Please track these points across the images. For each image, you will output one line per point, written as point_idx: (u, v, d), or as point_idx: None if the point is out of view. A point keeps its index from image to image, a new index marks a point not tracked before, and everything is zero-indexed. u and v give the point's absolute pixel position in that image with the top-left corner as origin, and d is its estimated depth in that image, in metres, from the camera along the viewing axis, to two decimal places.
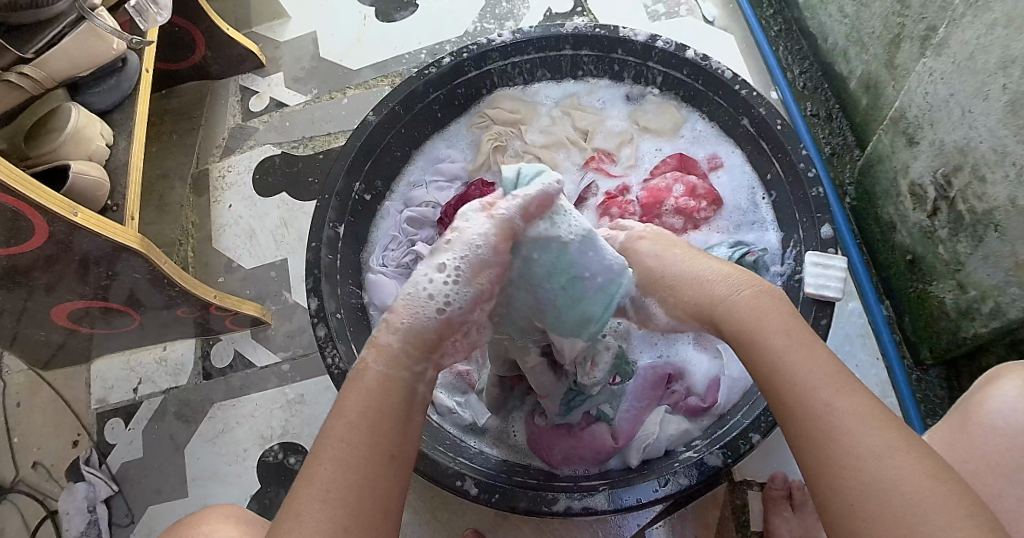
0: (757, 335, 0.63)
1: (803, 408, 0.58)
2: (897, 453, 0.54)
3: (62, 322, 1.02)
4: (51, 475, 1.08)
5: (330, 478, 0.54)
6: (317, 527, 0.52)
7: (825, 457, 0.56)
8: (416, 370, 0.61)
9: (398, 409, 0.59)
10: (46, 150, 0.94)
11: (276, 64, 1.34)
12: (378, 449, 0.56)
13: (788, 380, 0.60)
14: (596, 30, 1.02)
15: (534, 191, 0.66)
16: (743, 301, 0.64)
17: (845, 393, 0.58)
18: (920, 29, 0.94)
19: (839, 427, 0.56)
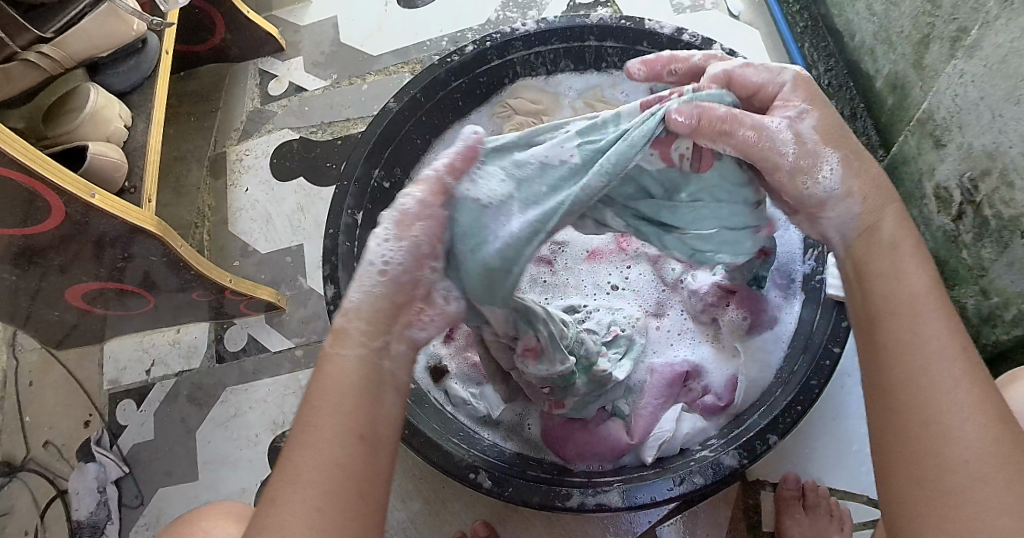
0: (890, 247, 0.58)
1: (918, 348, 0.53)
2: (994, 425, 0.49)
3: (76, 303, 1.02)
4: (62, 454, 1.09)
5: (298, 464, 0.51)
6: (291, 515, 0.49)
7: (915, 397, 0.51)
8: (379, 345, 0.57)
9: (364, 386, 0.55)
10: (63, 130, 0.94)
11: (295, 48, 1.33)
12: (344, 430, 0.52)
13: (906, 305, 0.55)
14: (621, 22, 1.02)
15: (458, 144, 0.61)
16: (870, 205, 0.61)
17: (971, 356, 0.52)
18: (950, 31, 0.92)
19: (949, 375, 0.51)
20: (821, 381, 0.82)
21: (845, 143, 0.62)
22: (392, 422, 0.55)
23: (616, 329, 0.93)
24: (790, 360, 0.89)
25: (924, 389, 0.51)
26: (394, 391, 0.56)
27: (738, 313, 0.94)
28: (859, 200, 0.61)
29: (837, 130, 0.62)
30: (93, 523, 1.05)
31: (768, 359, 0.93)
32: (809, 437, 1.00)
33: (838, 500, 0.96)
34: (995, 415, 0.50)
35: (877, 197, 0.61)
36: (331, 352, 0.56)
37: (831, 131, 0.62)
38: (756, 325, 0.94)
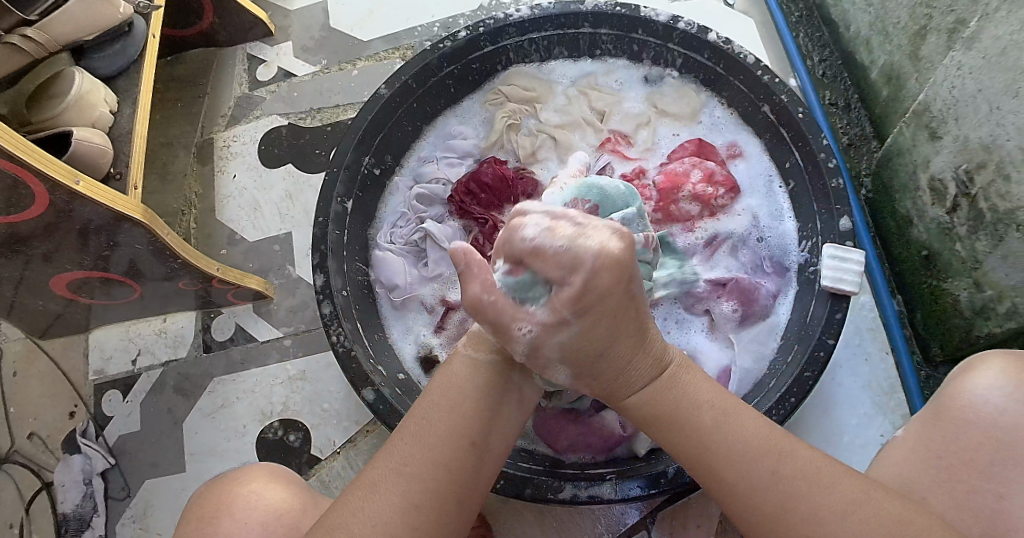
0: (664, 413, 0.64)
1: (741, 480, 0.60)
2: (843, 511, 0.57)
3: (61, 292, 1.00)
4: (47, 445, 1.07)
5: (407, 455, 0.59)
6: (390, 500, 0.57)
7: (768, 522, 0.59)
8: (513, 360, 0.65)
9: (490, 395, 0.63)
10: (48, 115, 0.92)
11: (284, 33, 1.30)
12: (461, 434, 0.60)
13: (697, 448, 0.62)
14: (616, 9, 1.00)
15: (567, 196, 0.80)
16: (619, 386, 0.64)
17: (783, 457, 0.60)
18: (947, 22, 0.91)
19: (779, 493, 0.59)
20: (815, 373, 0.82)
21: (607, 350, 0.61)
22: (500, 434, 0.63)
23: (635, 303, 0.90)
24: (784, 352, 0.88)
25: (768, 515, 0.59)
26: (514, 402, 0.65)
27: (731, 305, 0.95)
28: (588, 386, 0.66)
29: (589, 350, 0.61)
30: (79, 515, 1.03)
31: (762, 349, 0.92)
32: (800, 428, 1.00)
33: None
34: (838, 502, 0.57)
35: (603, 369, 0.64)
36: (466, 353, 0.65)
37: (579, 352, 0.61)
38: (750, 315, 0.94)
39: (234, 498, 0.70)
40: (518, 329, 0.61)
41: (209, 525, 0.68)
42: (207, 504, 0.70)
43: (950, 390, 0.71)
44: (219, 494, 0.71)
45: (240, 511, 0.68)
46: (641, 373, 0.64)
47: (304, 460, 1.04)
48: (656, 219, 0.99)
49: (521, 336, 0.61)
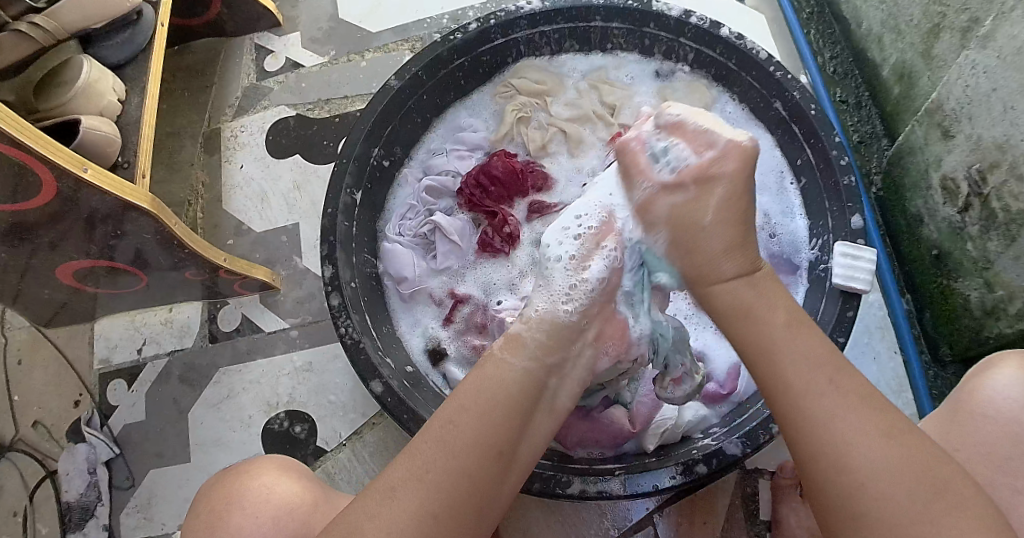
0: (742, 304, 0.63)
1: (791, 392, 0.58)
2: (884, 435, 0.55)
3: (67, 280, 0.99)
4: (51, 434, 1.07)
5: (430, 458, 0.57)
6: (407, 507, 0.55)
7: (809, 434, 0.56)
8: (549, 365, 0.64)
9: (522, 403, 0.61)
10: (56, 103, 0.91)
11: (292, 23, 1.29)
12: (489, 443, 0.58)
13: (761, 347, 0.60)
14: (628, 3, 0.99)
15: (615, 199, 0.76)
16: (701, 269, 0.66)
17: (842, 373, 0.58)
18: (962, 21, 0.91)
19: (827, 406, 0.56)
20: None
21: (713, 224, 0.65)
22: (527, 444, 0.62)
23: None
24: None
25: (812, 424, 0.56)
26: (546, 411, 0.64)
27: None
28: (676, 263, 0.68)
29: (697, 217, 0.66)
30: (82, 504, 1.03)
31: None
32: None
33: None
34: (882, 427, 0.55)
35: (711, 232, 0.65)
36: (501, 357, 0.64)
37: (685, 222, 0.66)
38: None
39: (247, 490, 0.70)
40: (642, 181, 0.68)
41: (222, 519, 0.68)
42: (218, 496, 0.70)
43: (969, 387, 0.71)
44: (232, 485, 0.71)
45: (253, 505, 0.68)
46: (730, 265, 0.65)
47: (310, 452, 1.04)
48: None
49: (641, 186, 0.69)
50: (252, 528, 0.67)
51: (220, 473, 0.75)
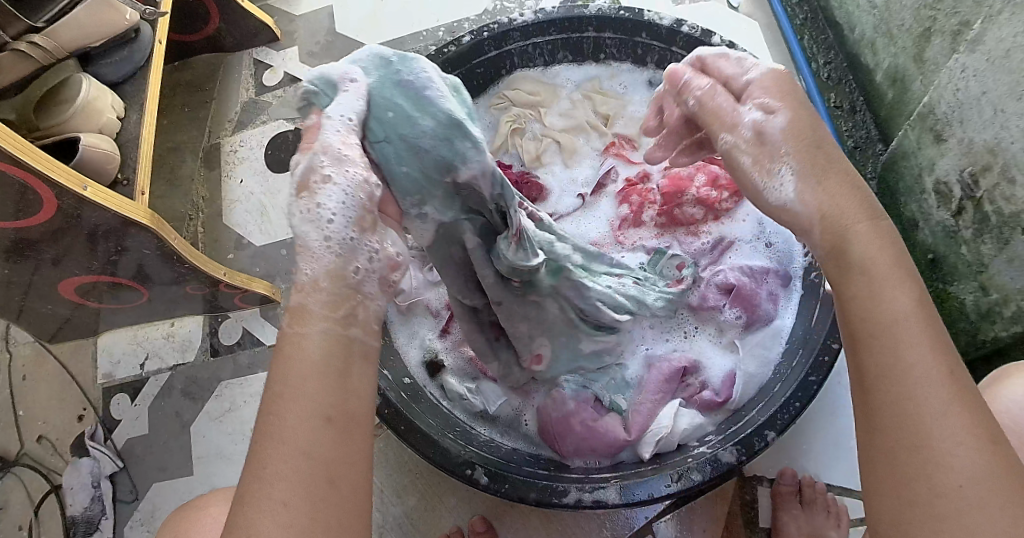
0: (873, 267, 0.54)
1: (901, 377, 0.50)
2: (990, 445, 0.47)
3: (69, 296, 1.01)
4: (56, 449, 1.08)
5: (265, 454, 0.47)
6: (260, 509, 0.45)
7: (908, 420, 0.49)
8: (343, 317, 0.53)
9: (325, 363, 0.50)
10: (56, 122, 0.93)
11: (290, 38, 1.31)
12: (308, 412, 0.48)
13: (888, 323, 0.52)
14: (619, 12, 1.00)
15: (358, 85, 0.58)
16: (844, 210, 0.56)
17: (958, 369, 0.50)
18: (951, 24, 0.91)
19: (943, 394, 0.49)
20: (819, 377, 0.81)
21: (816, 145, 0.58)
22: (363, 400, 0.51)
23: (622, 274, 0.90)
24: (793, 356, 0.87)
25: (917, 411, 0.49)
26: (361, 361, 0.53)
27: (735, 313, 0.95)
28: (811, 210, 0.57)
29: (806, 130, 0.59)
30: (87, 518, 1.04)
31: (766, 353, 0.91)
32: (806, 429, 1.01)
33: (834, 496, 0.96)
34: (989, 433, 0.48)
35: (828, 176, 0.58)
36: (290, 331, 0.52)
37: (803, 132, 0.58)
38: (752, 320, 0.93)
39: (200, 525, 0.70)
40: (741, 121, 0.60)
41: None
42: (174, 532, 0.72)
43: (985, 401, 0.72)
44: (191, 520, 0.72)
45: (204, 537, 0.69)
46: (854, 203, 0.57)
47: None
48: (659, 223, 1.02)
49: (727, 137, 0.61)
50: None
51: (181, 511, 0.75)
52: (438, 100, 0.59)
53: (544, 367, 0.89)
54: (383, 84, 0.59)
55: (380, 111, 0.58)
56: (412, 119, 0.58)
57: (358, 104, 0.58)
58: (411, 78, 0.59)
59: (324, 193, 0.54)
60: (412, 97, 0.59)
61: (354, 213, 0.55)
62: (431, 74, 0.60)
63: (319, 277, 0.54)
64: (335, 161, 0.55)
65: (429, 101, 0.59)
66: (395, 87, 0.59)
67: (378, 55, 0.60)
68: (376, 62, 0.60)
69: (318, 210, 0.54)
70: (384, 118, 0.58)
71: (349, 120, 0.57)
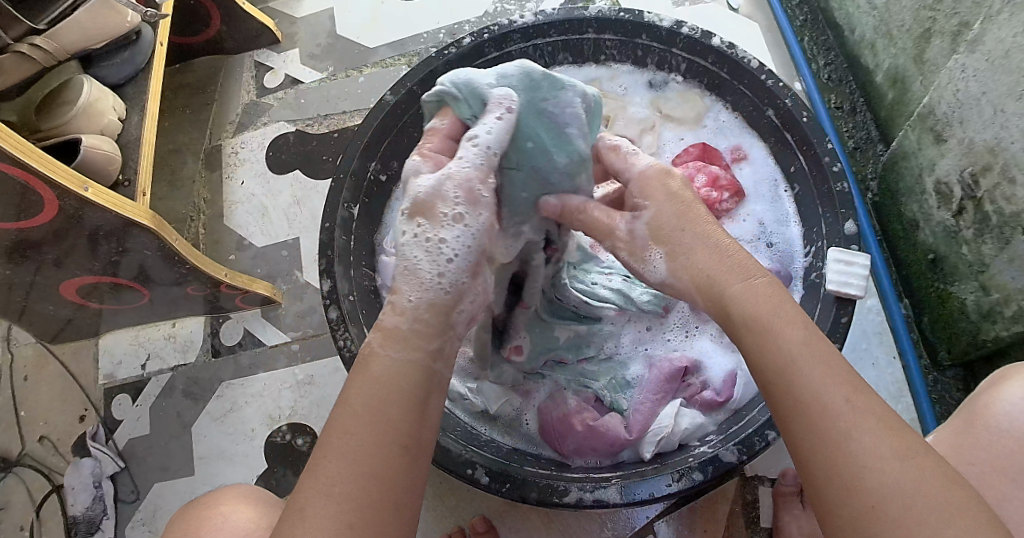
0: (760, 322, 0.56)
1: (810, 412, 0.52)
2: (901, 459, 0.48)
3: (71, 297, 1.01)
4: (57, 449, 1.08)
5: (335, 473, 0.51)
6: (323, 524, 0.49)
7: (821, 451, 0.50)
8: (431, 349, 0.57)
9: (410, 393, 0.55)
10: (57, 122, 0.93)
11: (291, 40, 1.31)
12: (387, 438, 0.52)
13: (781, 365, 0.54)
14: (620, 14, 1.01)
15: (512, 113, 0.64)
16: (720, 274, 0.60)
17: (861, 393, 0.52)
18: (951, 25, 0.91)
19: (843, 421, 0.50)
20: None
21: (678, 224, 0.63)
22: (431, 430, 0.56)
23: (612, 273, 0.96)
24: None
25: (823, 443, 0.50)
26: (437, 396, 0.57)
27: None
28: (684, 282, 0.62)
29: (670, 223, 0.63)
30: (88, 518, 1.04)
31: None
32: None
33: None
34: (899, 447, 0.49)
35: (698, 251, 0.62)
36: (376, 349, 0.56)
37: (671, 216, 0.63)
38: None
39: (202, 525, 0.70)
40: (617, 228, 0.65)
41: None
42: (177, 532, 0.72)
43: (982, 400, 0.71)
44: (194, 520, 0.72)
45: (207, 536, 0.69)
46: (733, 271, 0.60)
47: None
48: None
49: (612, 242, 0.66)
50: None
51: (185, 509, 0.76)
52: (573, 137, 0.68)
53: (522, 359, 0.92)
54: (528, 109, 0.66)
55: (523, 140, 0.66)
56: (548, 149, 0.67)
57: (506, 132, 0.63)
58: (557, 113, 0.67)
59: (451, 224, 0.60)
60: (550, 127, 0.67)
61: (472, 252, 0.61)
62: (571, 108, 0.68)
63: (420, 306, 0.59)
64: (469, 191, 0.61)
65: (567, 136, 0.68)
66: (537, 116, 0.66)
67: (528, 75, 0.66)
68: (523, 82, 0.66)
69: (440, 241, 0.60)
70: (524, 145, 0.66)
71: (490, 147, 0.62)
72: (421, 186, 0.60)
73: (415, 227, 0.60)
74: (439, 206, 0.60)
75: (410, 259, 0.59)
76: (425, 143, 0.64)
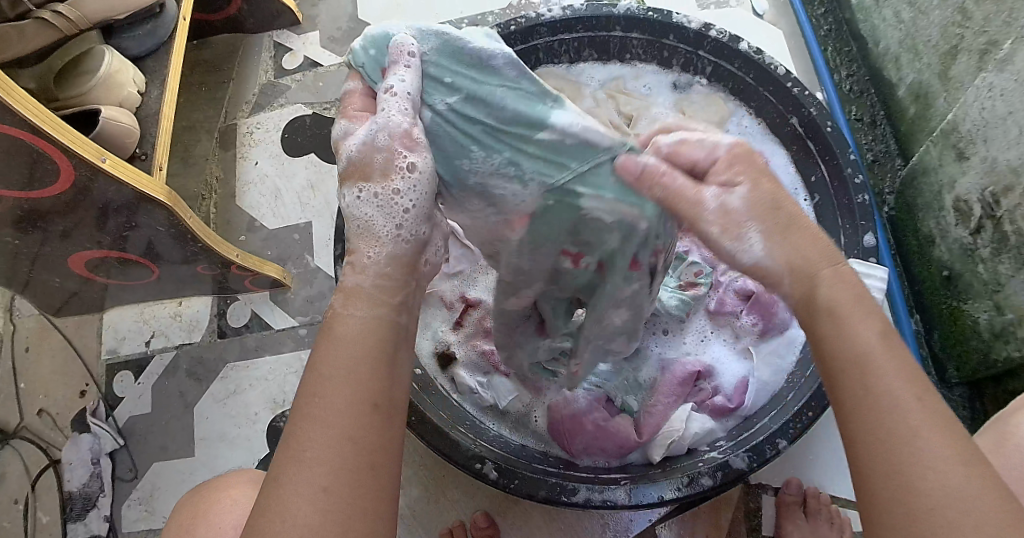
0: (841, 312, 0.53)
1: (879, 402, 0.49)
2: (967, 463, 0.46)
3: (78, 270, 0.99)
4: (56, 424, 1.07)
5: (308, 438, 0.48)
6: (298, 489, 0.47)
7: (885, 444, 0.48)
8: (396, 303, 0.56)
9: (374, 350, 0.53)
10: (75, 92, 0.92)
11: (312, 23, 1.30)
12: (356, 399, 0.50)
13: (856, 357, 0.51)
14: (647, 13, 1.00)
15: (415, 57, 0.57)
16: (807, 256, 0.56)
17: (931, 396, 0.49)
18: (979, 43, 0.91)
19: (911, 417, 0.48)
20: None
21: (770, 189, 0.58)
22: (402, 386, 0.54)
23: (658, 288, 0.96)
24: (806, 364, 0.87)
25: (889, 438, 0.48)
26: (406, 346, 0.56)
27: (751, 319, 0.95)
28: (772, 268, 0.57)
29: (767, 202, 0.57)
30: (85, 494, 1.03)
31: (781, 360, 0.91)
32: (813, 444, 1.01)
33: (839, 508, 0.97)
34: (963, 451, 0.47)
35: (791, 235, 0.57)
36: (338, 310, 0.55)
37: (765, 200, 0.57)
38: (768, 327, 0.93)
39: (212, 507, 0.69)
40: (706, 197, 0.57)
41: (189, 531, 0.69)
42: (185, 515, 0.71)
43: (1012, 421, 0.71)
44: (206, 498, 0.71)
45: (218, 516, 0.68)
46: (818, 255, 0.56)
47: None
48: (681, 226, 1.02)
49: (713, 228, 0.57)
50: None
51: (195, 488, 0.75)
52: (504, 70, 0.58)
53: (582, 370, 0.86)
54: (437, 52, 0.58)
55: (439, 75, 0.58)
56: (478, 98, 0.58)
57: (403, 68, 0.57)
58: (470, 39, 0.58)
59: (404, 175, 0.56)
60: (471, 69, 0.58)
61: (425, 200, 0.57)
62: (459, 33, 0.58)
63: (381, 260, 0.57)
64: (409, 139, 0.56)
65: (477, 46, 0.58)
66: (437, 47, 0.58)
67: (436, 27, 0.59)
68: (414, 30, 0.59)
69: (393, 194, 0.56)
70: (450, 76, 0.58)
71: (409, 94, 0.56)
72: (352, 149, 0.57)
73: (359, 200, 0.57)
74: (375, 166, 0.56)
75: (365, 221, 0.57)
76: (348, 111, 0.59)
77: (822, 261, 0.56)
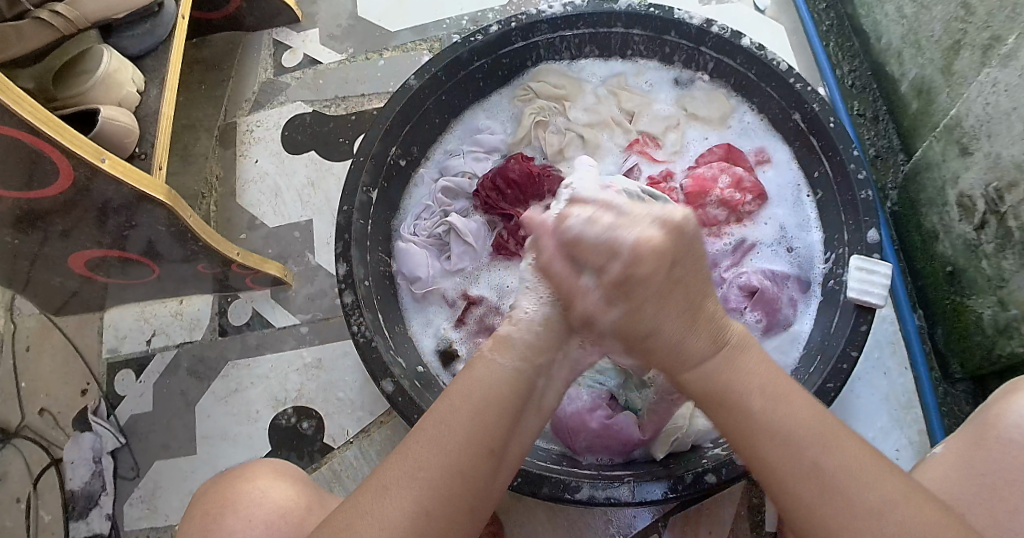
0: (720, 393, 0.60)
1: (782, 470, 0.55)
2: (883, 508, 0.51)
3: (78, 269, 0.99)
4: (57, 423, 1.07)
5: (423, 460, 0.56)
6: (401, 505, 0.54)
7: (804, 506, 0.54)
8: (537, 366, 0.64)
9: (505, 402, 0.60)
10: (74, 92, 0.91)
11: (311, 20, 1.29)
12: (480, 441, 0.57)
13: (748, 433, 0.57)
14: (650, 10, 0.99)
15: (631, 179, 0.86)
16: (672, 347, 0.63)
17: (834, 445, 0.55)
18: (982, 38, 0.91)
19: (818, 478, 0.53)
20: (837, 385, 0.81)
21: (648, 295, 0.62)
22: (516, 445, 0.61)
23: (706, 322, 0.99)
24: (809, 360, 0.88)
25: (807, 502, 0.53)
26: (530, 412, 0.63)
27: (755, 316, 0.95)
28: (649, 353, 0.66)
29: (641, 311, 0.63)
30: (86, 493, 1.03)
31: (785, 358, 0.92)
32: None
33: None
34: (875, 499, 0.52)
35: (664, 331, 0.63)
36: (490, 355, 0.63)
37: (645, 307, 0.63)
38: (773, 324, 0.94)
39: (239, 493, 0.69)
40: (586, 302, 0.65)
41: (215, 521, 0.68)
42: (213, 500, 0.70)
43: (995, 408, 0.69)
44: (228, 488, 0.70)
45: (248, 508, 0.68)
46: (692, 342, 0.62)
47: (316, 449, 1.03)
48: None
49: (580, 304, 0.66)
50: (247, 530, 0.67)
51: (215, 476, 0.74)
52: None
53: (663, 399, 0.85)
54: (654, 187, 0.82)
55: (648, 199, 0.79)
56: None
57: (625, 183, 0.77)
58: None
59: None
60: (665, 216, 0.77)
61: None
62: None
63: (536, 321, 0.66)
64: None
65: None
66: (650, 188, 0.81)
67: None
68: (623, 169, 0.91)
69: (573, 268, 0.67)
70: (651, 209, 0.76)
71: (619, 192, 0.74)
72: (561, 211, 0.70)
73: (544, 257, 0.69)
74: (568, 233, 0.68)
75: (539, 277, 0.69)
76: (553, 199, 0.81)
77: (693, 350, 0.62)
